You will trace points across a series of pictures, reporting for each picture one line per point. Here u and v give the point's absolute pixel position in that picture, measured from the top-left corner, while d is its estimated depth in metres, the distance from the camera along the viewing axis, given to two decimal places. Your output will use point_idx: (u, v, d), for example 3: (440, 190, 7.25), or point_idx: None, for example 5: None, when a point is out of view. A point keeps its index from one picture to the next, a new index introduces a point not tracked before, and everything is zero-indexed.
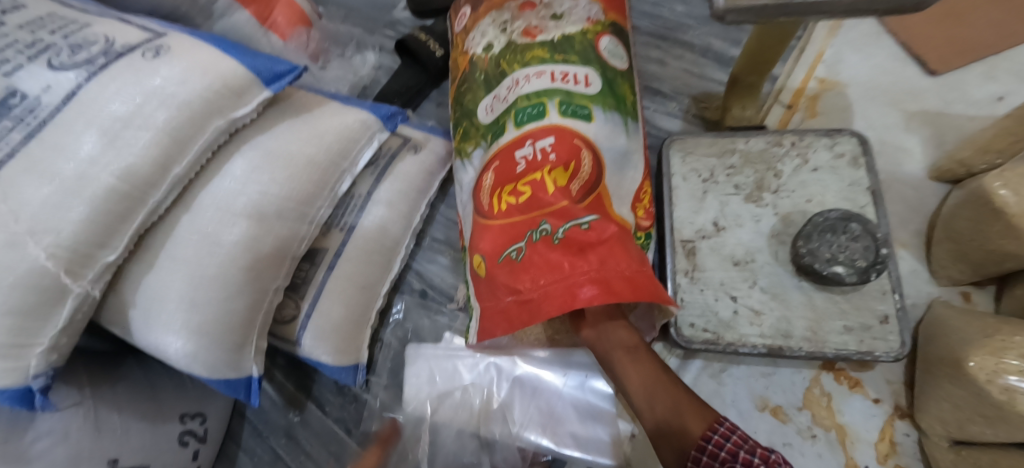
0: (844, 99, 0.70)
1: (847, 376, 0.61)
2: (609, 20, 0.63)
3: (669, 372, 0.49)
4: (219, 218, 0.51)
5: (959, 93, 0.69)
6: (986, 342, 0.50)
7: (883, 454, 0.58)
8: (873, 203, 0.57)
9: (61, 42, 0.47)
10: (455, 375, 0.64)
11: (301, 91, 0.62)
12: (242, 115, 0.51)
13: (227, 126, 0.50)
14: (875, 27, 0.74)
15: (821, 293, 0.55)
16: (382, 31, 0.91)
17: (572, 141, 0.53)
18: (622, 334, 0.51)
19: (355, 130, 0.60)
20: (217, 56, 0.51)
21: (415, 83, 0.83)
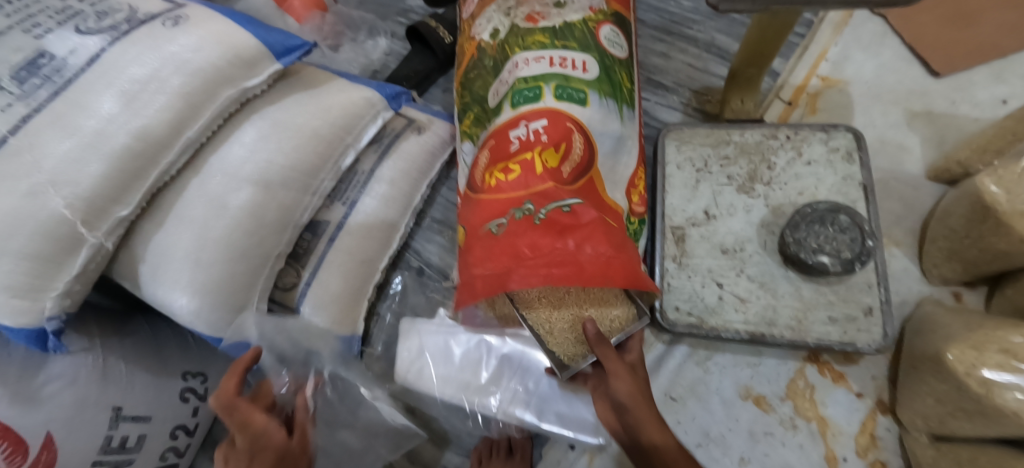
0: (845, 97, 0.70)
1: (831, 369, 0.62)
2: (611, 10, 0.65)
3: None
4: (226, 183, 0.54)
5: (964, 94, 0.69)
6: (968, 337, 0.49)
7: (863, 448, 0.59)
8: (864, 198, 0.57)
9: (88, 10, 0.51)
10: (446, 349, 0.65)
11: (311, 68, 0.64)
12: (253, 85, 0.54)
13: (238, 95, 0.53)
14: (882, 27, 0.73)
15: (808, 285, 0.55)
16: (395, 17, 0.94)
17: (565, 124, 0.54)
18: (661, 437, 0.48)
19: (360, 107, 0.62)
20: (231, 27, 0.54)
21: (424, 68, 0.85)
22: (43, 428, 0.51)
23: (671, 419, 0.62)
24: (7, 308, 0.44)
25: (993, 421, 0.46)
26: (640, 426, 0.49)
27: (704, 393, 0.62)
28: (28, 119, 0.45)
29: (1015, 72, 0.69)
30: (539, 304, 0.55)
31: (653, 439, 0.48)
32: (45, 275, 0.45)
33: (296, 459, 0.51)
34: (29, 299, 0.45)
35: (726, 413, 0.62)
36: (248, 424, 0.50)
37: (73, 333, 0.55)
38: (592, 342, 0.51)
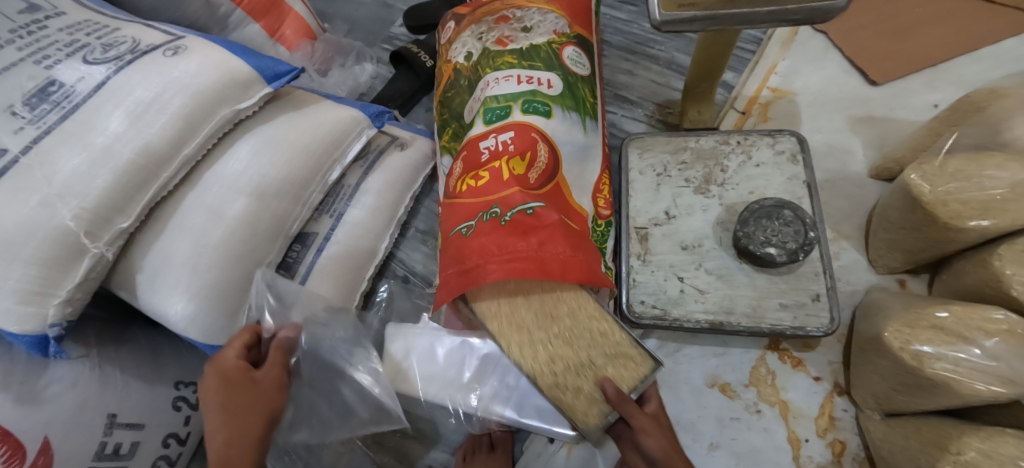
0: (794, 106, 0.77)
1: (790, 355, 0.66)
2: (574, 32, 0.71)
3: None
4: (222, 194, 0.58)
5: (900, 101, 0.74)
6: (903, 316, 0.51)
7: (823, 428, 0.62)
8: (809, 195, 0.62)
9: (95, 42, 0.56)
10: (431, 351, 0.68)
11: (300, 90, 0.70)
12: (245, 107, 0.59)
13: (232, 116, 0.58)
14: (825, 43, 0.80)
15: (761, 275, 0.60)
16: (381, 45, 1.01)
17: (530, 135, 0.60)
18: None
19: (347, 125, 0.68)
20: (226, 55, 0.59)
21: (408, 89, 0.91)
22: (41, 432, 0.53)
23: None
24: (16, 315, 0.47)
25: (929, 393, 0.49)
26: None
27: (674, 383, 0.66)
28: (39, 139, 0.50)
29: (945, 80, 0.74)
30: (555, 371, 0.55)
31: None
32: (51, 280, 0.49)
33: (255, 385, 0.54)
34: (34, 305, 0.48)
35: (695, 401, 0.65)
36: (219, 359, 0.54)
37: (71, 341, 0.59)
38: (614, 401, 0.51)
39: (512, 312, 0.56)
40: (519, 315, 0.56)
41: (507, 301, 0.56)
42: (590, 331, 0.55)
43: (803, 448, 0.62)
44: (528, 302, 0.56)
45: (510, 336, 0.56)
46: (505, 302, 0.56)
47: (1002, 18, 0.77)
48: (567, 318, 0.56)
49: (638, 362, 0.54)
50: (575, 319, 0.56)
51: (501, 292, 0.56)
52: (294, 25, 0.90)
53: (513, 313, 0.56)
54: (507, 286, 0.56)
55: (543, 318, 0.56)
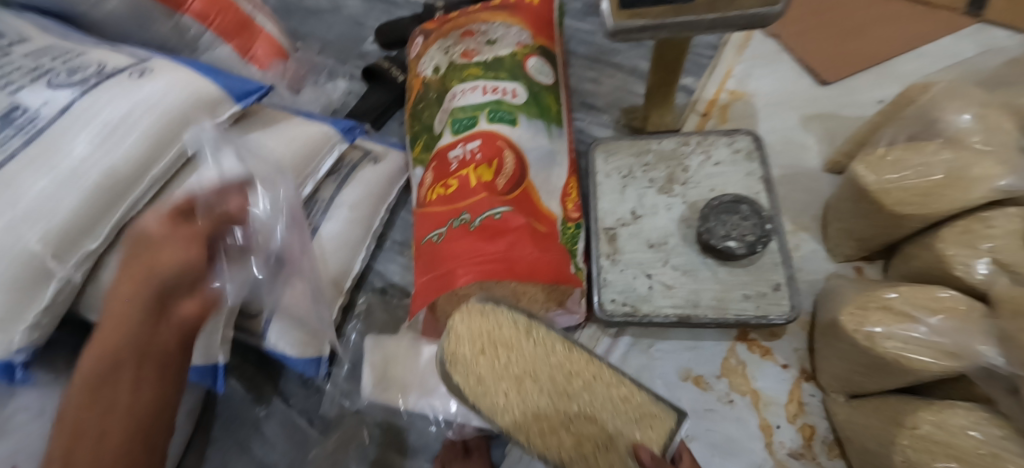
0: (750, 107, 0.80)
1: (758, 345, 0.69)
2: (537, 44, 0.74)
3: None
4: None
5: (848, 98, 0.78)
6: (855, 300, 0.54)
7: (793, 414, 0.64)
8: (766, 190, 0.65)
9: (60, 67, 0.58)
10: (409, 359, 0.69)
11: (268, 109, 0.71)
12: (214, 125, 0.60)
13: None
14: (776, 46, 0.84)
15: (724, 268, 0.62)
16: (353, 62, 1.03)
17: (496, 143, 0.62)
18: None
19: (318, 140, 0.69)
20: (194, 76, 0.61)
21: (380, 104, 0.93)
22: (9, 463, 0.53)
23: None
24: None
25: (884, 372, 0.51)
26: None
27: (650, 378, 0.68)
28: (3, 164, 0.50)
29: (889, 77, 0.79)
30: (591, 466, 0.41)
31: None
32: (17, 306, 0.49)
33: (159, 249, 0.47)
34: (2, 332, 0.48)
35: (669, 394, 0.67)
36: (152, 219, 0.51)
37: (40, 367, 0.59)
38: None
39: (525, 405, 0.43)
40: (533, 403, 0.43)
41: (515, 392, 0.43)
42: (609, 399, 0.43)
43: (774, 434, 0.63)
44: (538, 386, 0.43)
45: (527, 429, 0.42)
46: (516, 395, 0.43)
47: (938, 18, 0.82)
48: (584, 392, 0.43)
49: (657, 412, 0.43)
50: (593, 392, 0.43)
51: (509, 383, 0.43)
52: (265, 45, 0.90)
53: (526, 404, 0.43)
54: (515, 376, 0.43)
55: (561, 401, 0.43)
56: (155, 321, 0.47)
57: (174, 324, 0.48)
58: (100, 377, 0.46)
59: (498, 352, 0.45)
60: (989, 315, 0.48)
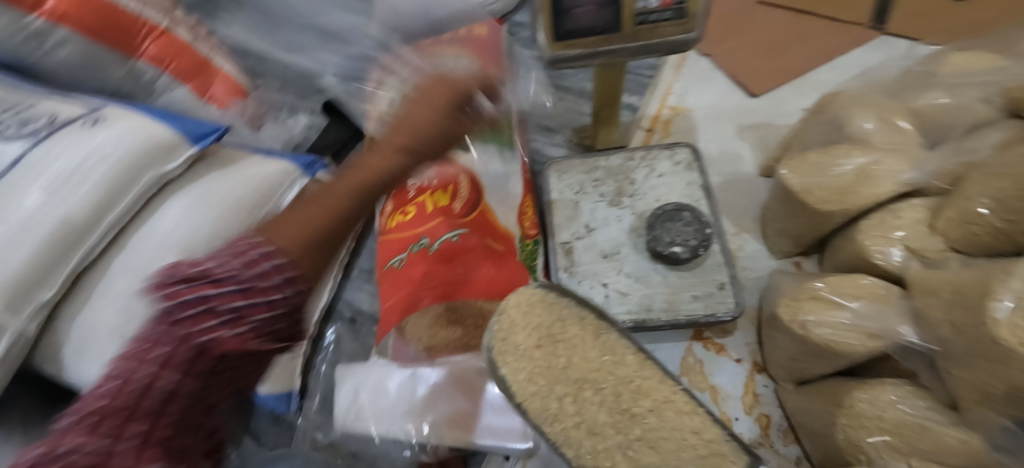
0: (691, 121, 0.86)
1: (713, 342, 0.73)
2: (487, 72, 0.79)
3: None
4: (151, 257, 0.60)
5: (776, 107, 0.85)
6: (793, 293, 0.58)
7: (749, 405, 0.68)
8: (706, 198, 0.71)
9: (12, 118, 0.61)
10: (382, 386, 0.68)
11: (228, 148, 0.73)
12: (171, 169, 0.63)
13: (158, 178, 0.62)
14: (710, 64, 0.91)
15: (673, 272, 0.67)
16: (313, 96, 1.07)
17: (450, 170, 0.67)
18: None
19: (279, 177, 0.72)
20: (149, 122, 0.64)
21: (341, 137, 0.97)
22: None
23: None
24: None
25: (821, 356, 0.56)
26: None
27: None
28: None
29: (811, 87, 0.86)
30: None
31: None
32: None
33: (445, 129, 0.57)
34: None
35: None
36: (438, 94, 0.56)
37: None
38: None
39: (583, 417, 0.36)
40: (591, 417, 0.36)
41: (573, 400, 0.36)
42: (684, 432, 0.36)
43: (733, 427, 0.67)
44: (600, 402, 0.36)
45: None
46: (571, 404, 0.36)
47: (850, 32, 0.89)
48: (670, 420, 0.36)
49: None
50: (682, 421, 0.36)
51: (567, 387, 0.37)
52: (223, 84, 0.93)
53: (583, 415, 0.36)
54: (574, 381, 0.37)
55: (621, 422, 0.36)
56: (405, 150, 0.52)
57: (428, 142, 0.53)
58: (359, 171, 0.51)
59: (558, 350, 0.38)
60: (906, 297, 0.53)
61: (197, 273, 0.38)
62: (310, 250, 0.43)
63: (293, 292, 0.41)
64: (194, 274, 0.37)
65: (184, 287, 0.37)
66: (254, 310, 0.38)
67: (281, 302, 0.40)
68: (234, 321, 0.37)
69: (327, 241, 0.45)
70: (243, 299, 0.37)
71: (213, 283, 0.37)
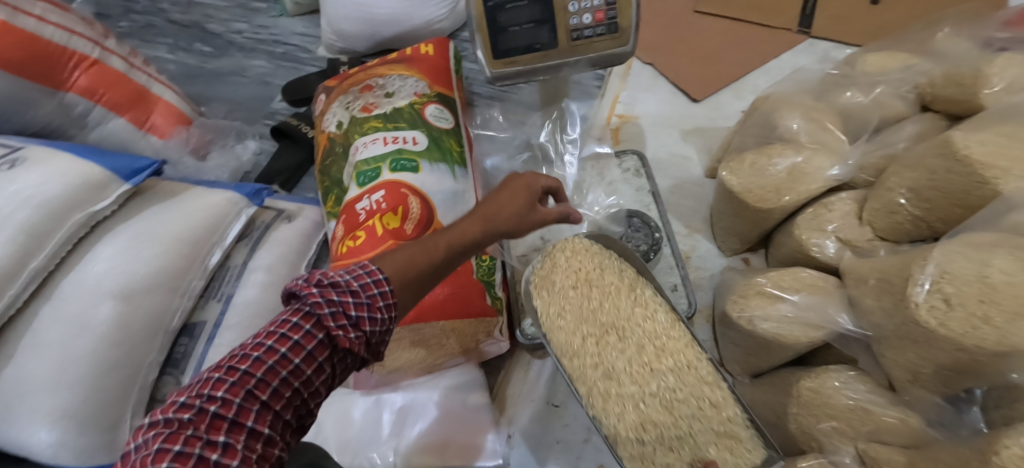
0: (638, 128, 0.89)
1: None
2: (435, 92, 0.81)
3: None
4: (87, 302, 0.61)
5: (717, 111, 0.88)
6: (741, 289, 0.60)
7: None
8: (655, 202, 0.76)
9: None
10: (346, 415, 0.69)
11: (166, 182, 0.77)
12: (101, 207, 0.64)
13: (87, 218, 0.63)
14: (653, 72, 0.94)
15: None
16: (261, 121, 1.05)
17: (400, 191, 0.69)
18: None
19: (223, 208, 0.75)
20: (77, 162, 0.66)
21: (294, 162, 0.95)
22: None
23: (558, 423, 0.69)
24: None
25: (768, 350, 0.58)
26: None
27: None
28: None
29: (748, 90, 0.90)
30: (636, 421, 0.51)
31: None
32: None
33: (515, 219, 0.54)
34: None
35: None
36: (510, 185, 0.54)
37: None
38: None
39: (603, 355, 0.54)
40: (609, 360, 0.54)
41: (597, 339, 0.55)
42: (698, 395, 0.51)
43: None
44: (620, 344, 0.54)
45: (595, 381, 0.53)
46: (596, 343, 0.55)
47: (780, 37, 0.94)
48: (669, 373, 0.52)
49: (748, 447, 0.49)
50: (678, 376, 0.52)
51: (593, 329, 0.55)
52: (164, 114, 0.93)
53: (603, 355, 0.54)
54: (601, 326, 0.55)
55: (638, 367, 0.53)
56: (487, 219, 0.51)
57: (512, 220, 0.52)
58: (450, 231, 0.49)
59: (593, 293, 0.58)
60: (841, 286, 0.56)
61: (331, 281, 0.43)
62: (408, 284, 0.45)
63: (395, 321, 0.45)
64: (326, 280, 0.43)
65: (320, 291, 0.42)
66: (369, 326, 0.43)
67: (388, 324, 0.44)
68: (353, 330, 0.42)
69: (421, 282, 0.46)
70: (362, 313, 0.42)
71: (344, 292, 0.42)
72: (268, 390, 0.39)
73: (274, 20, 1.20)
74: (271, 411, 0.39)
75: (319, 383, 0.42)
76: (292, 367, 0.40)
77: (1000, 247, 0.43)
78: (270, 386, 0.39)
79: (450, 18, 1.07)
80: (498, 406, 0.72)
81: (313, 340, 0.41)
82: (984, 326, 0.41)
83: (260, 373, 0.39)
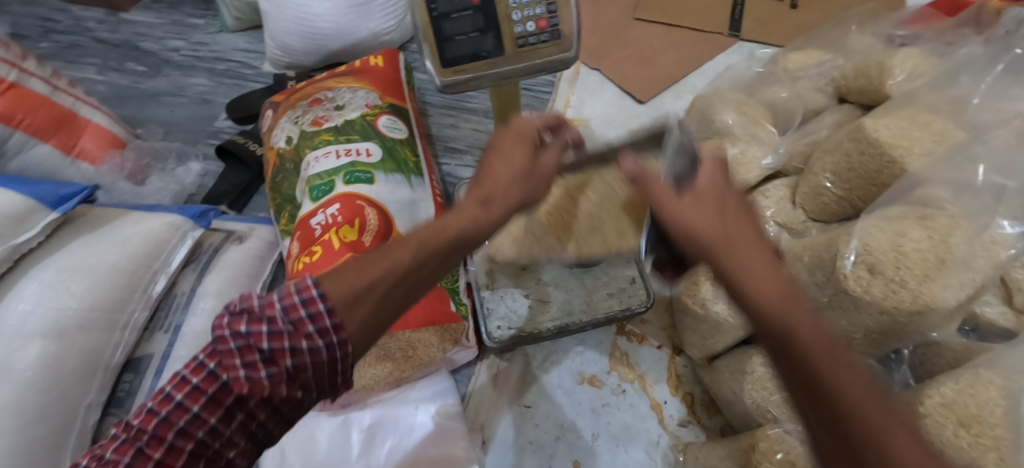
0: (589, 130, 0.92)
1: (635, 334, 0.77)
2: (386, 103, 0.82)
3: (739, 224, 0.39)
4: (12, 344, 0.58)
5: (660, 111, 0.92)
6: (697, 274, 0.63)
7: (674, 387, 0.72)
8: None
9: None
10: (310, 441, 0.67)
11: (100, 208, 0.75)
12: (24, 240, 0.63)
13: (9, 251, 0.62)
14: (599, 76, 0.98)
15: (588, 274, 0.75)
16: (205, 140, 1.02)
17: (355, 202, 0.69)
18: (686, 207, 0.41)
19: (165, 232, 0.73)
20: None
21: (241, 181, 0.93)
22: None
23: (530, 423, 0.71)
24: None
25: (720, 332, 0.61)
26: (704, 240, 0.39)
27: (548, 391, 0.73)
28: None
29: (688, 90, 0.94)
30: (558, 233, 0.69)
31: (754, 244, 0.38)
32: None
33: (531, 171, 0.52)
34: None
35: (570, 399, 0.73)
36: (505, 140, 0.53)
37: None
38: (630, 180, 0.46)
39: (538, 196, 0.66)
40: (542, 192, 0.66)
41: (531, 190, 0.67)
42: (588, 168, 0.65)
43: (663, 410, 0.71)
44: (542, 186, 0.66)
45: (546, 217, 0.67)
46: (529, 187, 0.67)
47: (712, 40, 1.00)
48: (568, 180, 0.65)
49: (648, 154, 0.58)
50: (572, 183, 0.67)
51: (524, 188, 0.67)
52: (94, 137, 0.89)
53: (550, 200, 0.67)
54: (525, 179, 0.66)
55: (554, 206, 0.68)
56: (483, 202, 0.47)
57: (512, 172, 0.50)
58: (420, 232, 0.44)
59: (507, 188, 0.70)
60: None
61: (245, 308, 0.39)
62: (362, 300, 0.39)
63: (346, 347, 0.39)
64: (239, 308, 0.39)
65: (225, 323, 0.38)
66: (288, 359, 0.38)
67: (318, 354, 0.38)
68: (266, 366, 0.38)
69: (377, 300, 0.40)
70: (278, 345, 0.37)
71: (259, 322, 0.38)
72: (164, 445, 0.37)
73: (213, 36, 1.17)
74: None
75: (230, 430, 0.39)
76: (188, 417, 0.37)
77: (909, 218, 0.49)
78: (164, 441, 0.37)
79: (398, 29, 1.07)
80: (472, 413, 0.72)
81: (214, 383, 0.38)
82: (901, 290, 0.45)
83: (152, 426, 0.38)
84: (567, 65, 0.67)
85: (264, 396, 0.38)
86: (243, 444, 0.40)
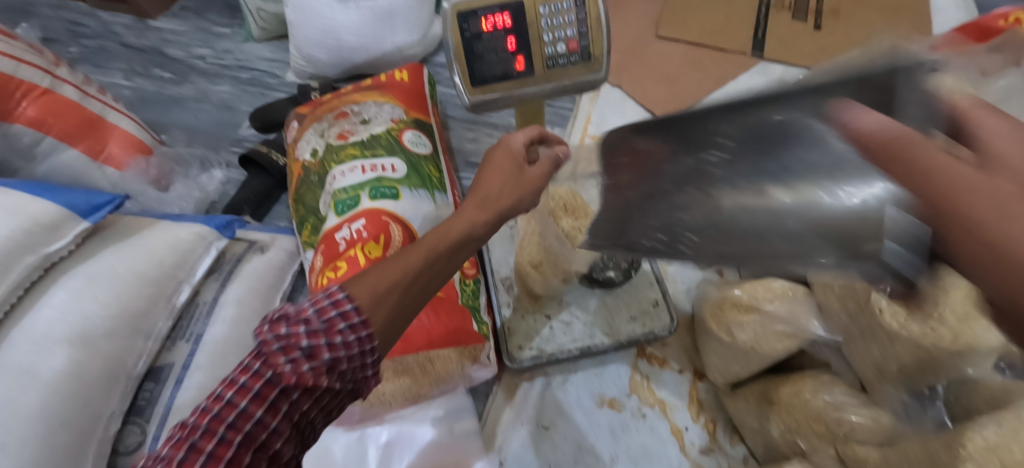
0: None
1: (656, 357, 0.76)
2: (411, 118, 0.83)
3: None
4: (38, 352, 0.59)
5: None
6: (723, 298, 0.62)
7: (695, 413, 0.71)
8: None
9: None
10: (327, 454, 0.67)
11: (128, 217, 0.76)
12: (55, 248, 0.64)
13: (39, 260, 0.63)
14: (621, 94, 0.98)
15: (610, 295, 0.75)
16: (227, 148, 1.03)
17: (380, 218, 0.70)
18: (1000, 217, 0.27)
19: (190, 242, 0.74)
20: (28, 199, 0.65)
21: (262, 189, 0.94)
22: None
23: (547, 444, 0.70)
24: None
25: (747, 360, 0.60)
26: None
27: (567, 412, 0.73)
28: None
29: None
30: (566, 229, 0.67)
31: None
32: None
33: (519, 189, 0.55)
34: None
35: (588, 420, 0.72)
36: (494, 160, 0.57)
37: None
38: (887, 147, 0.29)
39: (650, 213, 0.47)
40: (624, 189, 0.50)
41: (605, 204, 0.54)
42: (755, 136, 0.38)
43: (684, 436, 0.70)
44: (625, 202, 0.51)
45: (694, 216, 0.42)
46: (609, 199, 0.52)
47: (735, 60, 0.99)
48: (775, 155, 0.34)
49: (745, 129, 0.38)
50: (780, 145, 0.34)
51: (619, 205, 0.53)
52: (120, 142, 0.89)
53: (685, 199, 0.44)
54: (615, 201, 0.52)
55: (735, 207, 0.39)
56: (483, 204, 0.53)
57: (504, 190, 0.54)
58: (431, 237, 0.50)
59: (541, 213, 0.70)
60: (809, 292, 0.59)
61: (283, 316, 0.44)
62: (386, 297, 0.45)
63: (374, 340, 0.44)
64: (277, 317, 0.44)
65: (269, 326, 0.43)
66: (327, 352, 0.42)
67: (350, 346, 0.43)
68: (307, 360, 0.42)
69: (400, 296, 0.45)
70: (316, 341, 0.42)
71: (298, 324, 0.43)
72: (215, 438, 0.40)
73: (238, 45, 1.18)
74: (220, 460, 0.40)
75: (277, 420, 0.42)
76: (238, 411, 0.41)
77: None
78: (216, 434, 0.40)
79: (421, 43, 1.07)
80: (489, 432, 0.72)
81: (261, 379, 0.41)
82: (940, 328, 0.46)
83: (205, 422, 0.40)
84: (594, 85, 0.67)
85: (308, 385, 0.43)
86: (288, 437, 0.43)
